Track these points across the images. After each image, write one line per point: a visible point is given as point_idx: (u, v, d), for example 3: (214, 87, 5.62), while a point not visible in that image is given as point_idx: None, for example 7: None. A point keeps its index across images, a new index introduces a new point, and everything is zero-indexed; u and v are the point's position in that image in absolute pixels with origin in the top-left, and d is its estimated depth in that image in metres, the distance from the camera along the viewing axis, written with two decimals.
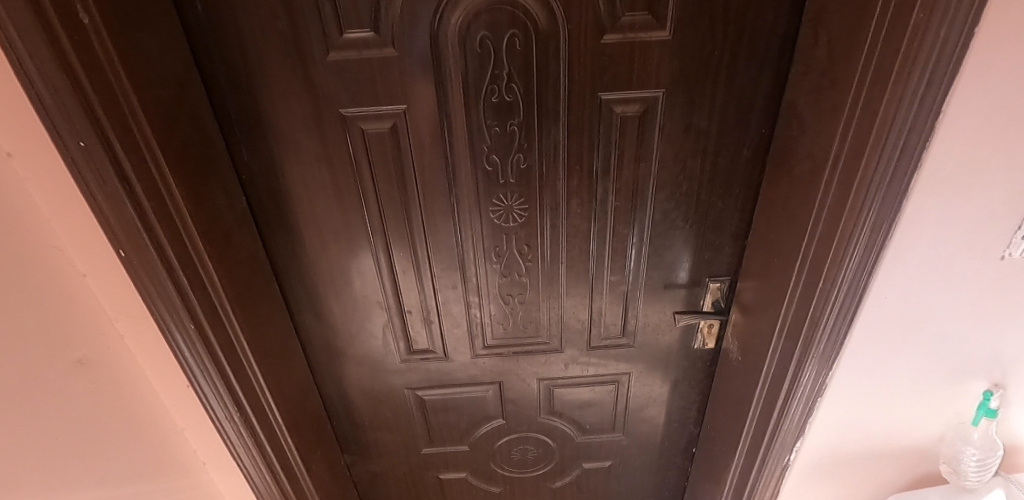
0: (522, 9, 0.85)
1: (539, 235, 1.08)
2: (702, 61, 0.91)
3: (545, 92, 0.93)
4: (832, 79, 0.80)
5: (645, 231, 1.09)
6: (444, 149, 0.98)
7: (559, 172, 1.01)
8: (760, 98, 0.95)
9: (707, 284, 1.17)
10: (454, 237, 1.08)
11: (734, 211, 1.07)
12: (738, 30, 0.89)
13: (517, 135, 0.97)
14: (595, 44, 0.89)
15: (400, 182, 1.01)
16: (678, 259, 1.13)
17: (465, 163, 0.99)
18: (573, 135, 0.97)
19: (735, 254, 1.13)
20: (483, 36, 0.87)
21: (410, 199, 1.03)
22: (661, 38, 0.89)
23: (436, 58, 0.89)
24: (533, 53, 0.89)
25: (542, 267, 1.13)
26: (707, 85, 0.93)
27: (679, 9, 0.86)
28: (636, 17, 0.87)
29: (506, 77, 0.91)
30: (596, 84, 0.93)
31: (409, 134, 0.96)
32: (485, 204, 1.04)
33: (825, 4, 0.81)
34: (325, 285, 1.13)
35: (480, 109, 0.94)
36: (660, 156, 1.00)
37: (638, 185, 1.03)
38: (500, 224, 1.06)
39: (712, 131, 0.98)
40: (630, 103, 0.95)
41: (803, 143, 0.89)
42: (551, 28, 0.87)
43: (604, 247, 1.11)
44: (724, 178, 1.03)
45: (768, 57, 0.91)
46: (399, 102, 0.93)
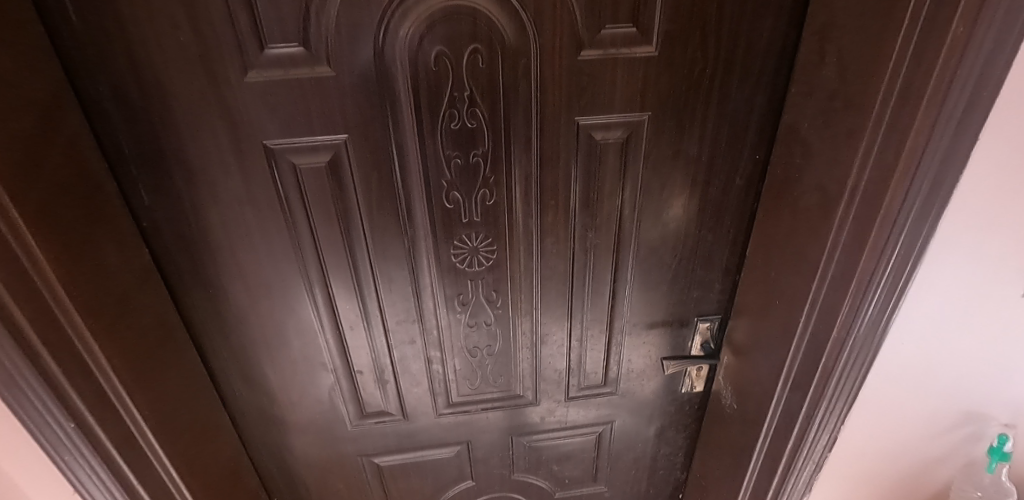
0: (485, 20, 0.71)
1: (510, 278, 0.94)
2: (691, 79, 0.79)
3: (514, 116, 0.79)
4: (843, 100, 0.69)
5: (629, 268, 0.96)
6: (395, 186, 0.82)
7: (531, 208, 0.87)
8: (755, 120, 0.84)
9: (695, 324, 1.05)
10: (411, 285, 0.92)
11: (726, 245, 0.96)
12: (731, 44, 0.77)
13: (483, 168, 0.82)
14: (570, 61, 0.76)
15: (343, 224, 0.84)
16: (665, 297, 1.01)
17: (423, 201, 0.84)
18: (547, 166, 0.84)
19: (726, 291, 1.01)
20: (438, 52, 0.73)
21: (354, 243, 0.86)
22: (647, 53, 0.76)
23: (382, 79, 0.74)
24: (499, 72, 0.75)
25: (513, 313, 0.98)
26: (697, 107, 0.82)
27: (667, 21, 0.74)
28: (618, 30, 0.74)
29: (468, 101, 0.77)
30: (572, 106, 0.79)
31: (353, 169, 0.80)
32: (446, 247, 0.89)
33: (830, 15, 0.70)
34: (255, 346, 0.95)
35: (438, 139, 0.79)
36: (645, 187, 0.88)
37: (620, 218, 0.91)
38: (465, 269, 0.91)
39: (701, 158, 0.87)
40: (610, 129, 0.82)
41: (805, 172, 0.78)
42: (519, 43, 0.74)
43: (584, 288, 0.97)
44: (715, 209, 0.92)
45: (763, 74, 0.80)
46: (339, 132, 0.77)
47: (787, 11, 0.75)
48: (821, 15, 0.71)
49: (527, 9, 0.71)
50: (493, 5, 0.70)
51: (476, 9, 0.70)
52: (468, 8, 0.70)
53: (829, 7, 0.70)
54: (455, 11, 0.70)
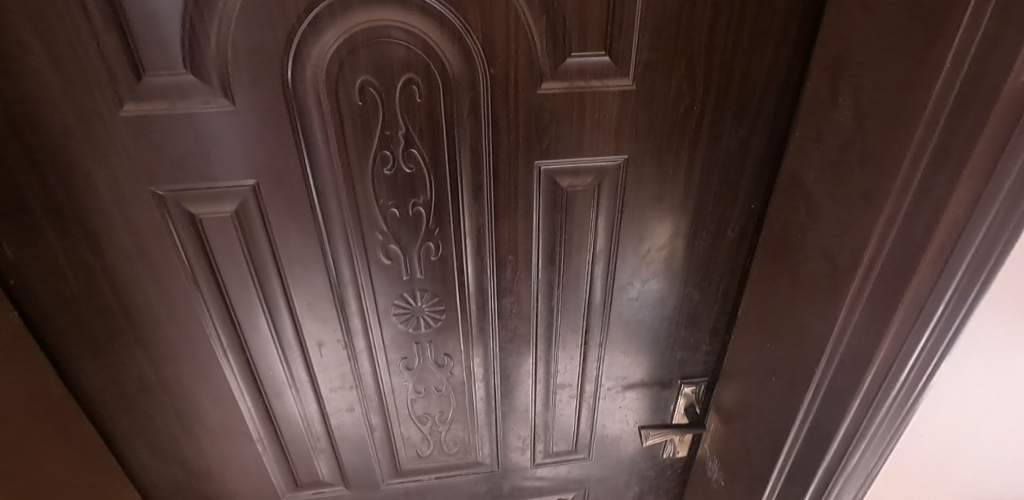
0: (420, 44, 0.58)
1: (463, 339, 0.80)
2: (676, 118, 0.66)
3: (460, 160, 0.65)
4: (859, 153, 0.56)
5: (603, 328, 0.83)
6: (320, 239, 0.68)
7: (485, 265, 0.73)
8: (750, 165, 0.70)
9: (678, 387, 0.92)
10: (345, 348, 0.78)
11: (714, 303, 0.83)
12: (724, 77, 0.64)
13: (425, 218, 0.69)
14: (528, 95, 0.62)
15: (259, 281, 0.71)
16: (644, 359, 0.88)
17: (355, 256, 0.70)
18: (503, 217, 0.70)
19: (714, 352, 0.89)
20: (364, 82, 0.59)
21: (274, 302, 0.73)
22: (622, 87, 0.63)
23: (295, 113, 0.60)
24: (440, 107, 0.61)
25: (468, 377, 0.85)
26: (682, 149, 0.68)
27: (647, 48, 0.61)
28: (587, 58, 0.61)
29: (404, 140, 0.63)
30: (532, 148, 0.65)
31: (267, 219, 0.66)
32: (385, 308, 0.75)
33: (845, 47, 0.57)
34: (161, 417, 0.81)
35: (369, 184, 0.65)
36: (621, 240, 0.75)
37: (593, 275, 0.77)
38: (408, 331, 0.78)
39: (687, 207, 0.73)
40: (578, 174, 0.68)
41: (809, 233, 0.64)
42: (465, 72, 0.60)
43: (550, 350, 0.84)
44: (702, 264, 0.79)
45: (762, 112, 0.67)
46: (245, 176, 0.63)
47: (791, 39, 0.62)
48: (833, 46, 0.58)
49: (473, 32, 0.58)
50: (429, 26, 0.57)
51: (408, 31, 0.57)
52: (399, 30, 0.57)
53: (843, 37, 0.57)
54: (382, 33, 0.56)
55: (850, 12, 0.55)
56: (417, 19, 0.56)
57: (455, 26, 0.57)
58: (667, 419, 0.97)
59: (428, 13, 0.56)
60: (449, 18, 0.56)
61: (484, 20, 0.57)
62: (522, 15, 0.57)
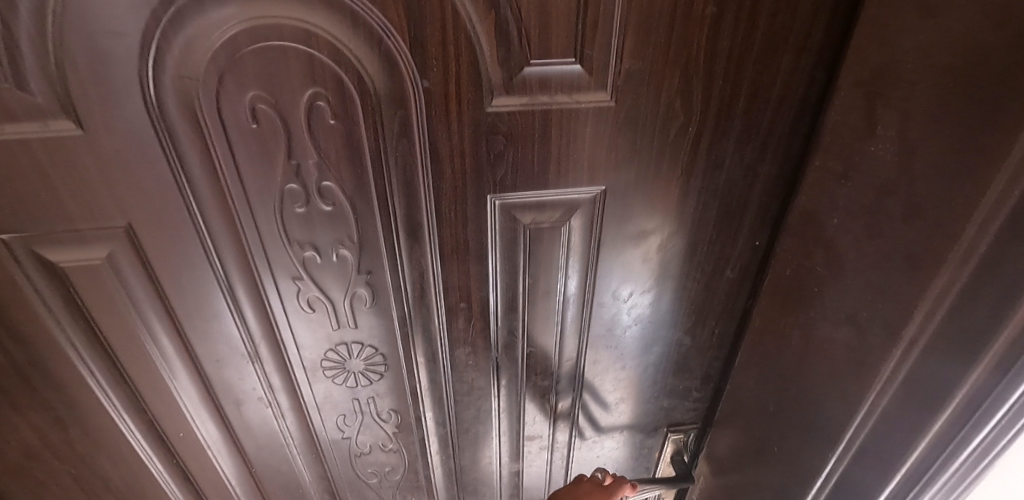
0: (326, 49, 0.43)
1: (412, 394, 0.68)
2: (666, 142, 0.52)
3: (392, 196, 0.51)
4: (903, 202, 0.43)
5: (578, 377, 0.71)
6: (221, 290, 0.55)
7: (432, 314, 0.60)
8: (756, 198, 0.57)
9: (664, 434, 0.81)
10: (269, 406, 0.66)
11: (707, 349, 0.71)
12: (728, 92, 0.50)
13: (353, 262, 0.55)
14: (476, 115, 0.48)
15: (151, 337, 0.57)
16: (626, 408, 0.77)
17: (269, 307, 0.57)
18: (451, 260, 0.57)
19: (704, 399, 0.77)
20: (254, 97, 0.45)
21: (172, 360, 0.59)
22: (598, 104, 0.49)
23: (165, 139, 0.45)
24: (360, 131, 0.47)
25: (420, 432, 0.73)
26: (674, 179, 0.55)
27: (629, 55, 0.46)
28: (552, 68, 0.46)
29: (317, 170, 0.49)
30: (484, 180, 0.52)
31: (149, 266, 0.52)
32: (312, 363, 0.62)
33: (891, 59, 0.43)
34: (54, 489, 0.67)
35: (277, 225, 0.51)
36: (599, 283, 0.62)
37: (564, 322, 0.65)
38: (343, 387, 0.65)
39: (678, 246, 0.60)
40: (543, 210, 0.55)
41: (828, 290, 0.52)
42: (390, 86, 0.46)
43: (515, 401, 0.72)
44: (694, 308, 0.66)
45: (774, 134, 0.53)
46: (111, 216, 0.48)
47: (817, 44, 0.48)
48: (873, 55, 0.44)
49: (397, 34, 0.43)
50: (336, 25, 0.42)
51: (307, 32, 0.42)
52: (295, 31, 0.42)
53: (887, 46, 0.43)
54: (271, 34, 0.42)
55: (901, 14, 0.41)
56: (318, 17, 0.42)
57: (371, 26, 0.42)
58: (649, 466, 0.87)
59: (332, 8, 0.41)
60: (362, 15, 0.42)
61: (410, 18, 0.42)
62: (463, 13, 0.43)
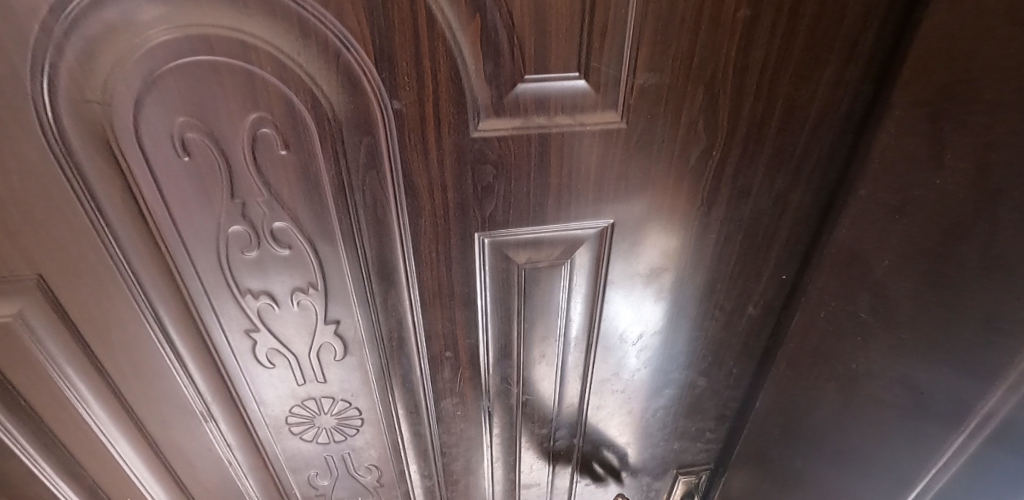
0: (270, 65, 0.34)
1: (393, 447, 0.60)
2: (685, 169, 0.44)
3: (360, 237, 0.43)
4: (980, 249, 0.35)
5: (579, 424, 0.64)
6: (160, 349, 0.46)
7: (414, 364, 0.52)
8: (785, 229, 0.49)
9: (674, 476, 0.74)
10: (230, 467, 0.57)
11: (724, 390, 0.63)
12: (760, 110, 0.42)
13: (318, 310, 0.47)
14: (459, 142, 0.40)
15: (84, 402, 0.47)
16: (633, 451, 0.69)
17: (221, 364, 0.48)
18: (433, 306, 0.48)
19: (718, 441, 0.70)
20: (182, 125, 0.35)
21: (112, 425, 0.49)
22: (607, 127, 0.40)
23: (73, 175, 0.36)
24: (318, 163, 0.39)
25: (404, 484, 0.65)
26: (691, 211, 0.47)
27: (645, 68, 0.38)
28: (551, 85, 0.38)
29: (268, 210, 0.40)
30: (470, 216, 0.43)
31: (71, 322, 0.42)
32: (276, 419, 0.54)
33: (961, 72, 0.35)
34: None
35: (224, 273, 0.43)
36: (603, 326, 0.54)
37: (564, 367, 0.57)
38: (315, 442, 0.57)
39: (695, 283, 0.52)
40: (540, 247, 0.47)
41: (876, 343, 0.44)
42: (353, 109, 0.37)
43: (510, 450, 0.65)
44: (712, 347, 0.59)
45: (810, 157, 0.45)
46: (16, 265, 0.38)
47: (867, 53, 0.40)
48: (941, 67, 0.36)
49: (359, 45, 0.34)
50: (281, 35, 0.33)
51: (245, 45, 0.33)
52: (227, 44, 0.33)
53: (960, 56, 0.35)
54: (199, 47, 0.33)
55: (983, 20, 0.33)
56: (255, 25, 0.33)
57: (326, 35, 0.34)
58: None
59: (275, 14, 0.32)
60: (314, 23, 0.33)
61: (374, 26, 0.34)
62: (440, 18, 0.34)
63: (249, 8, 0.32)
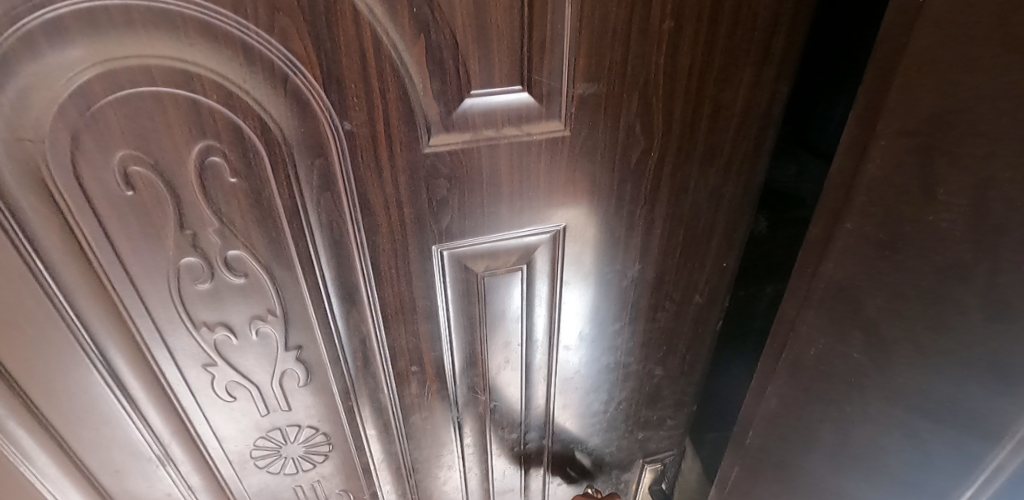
0: (215, 92, 0.34)
1: (363, 469, 0.59)
2: (627, 171, 0.45)
3: (318, 258, 0.42)
4: (988, 290, 0.30)
5: (549, 425, 0.64)
6: (111, 393, 0.44)
7: (380, 382, 0.52)
8: (721, 222, 0.52)
9: (641, 466, 0.75)
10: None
11: (680, 377, 0.65)
12: (691, 112, 0.44)
13: (278, 338, 0.45)
14: (411, 158, 0.40)
15: (25, 458, 0.44)
16: (601, 447, 0.70)
17: (177, 402, 0.46)
18: (395, 323, 0.48)
19: (680, 426, 0.71)
20: (124, 158, 0.35)
21: (62, 481, 0.46)
22: (553, 135, 0.41)
23: (5, 217, 0.34)
24: (270, 187, 0.38)
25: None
26: (637, 210, 0.48)
27: (583, 78, 0.39)
28: (498, 97, 0.39)
29: (220, 239, 0.39)
30: (427, 230, 0.44)
31: (8, 372, 0.40)
32: (240, 455, 0.52)
33: (953, 100, 0.29)
34: None
35: (176, 307, 0.41)
36: (563, 327, 0.55)
37: (528, 371, 0.57)
38: (281, 473, 0.56)
39: (647, 277, 0.54)
40: (498, 256, 0.47)
41: (874, 381, 0.38)
42: (303, 131, 0.37)
43: (484, 459, 0.64)
44: (663, 337, 0.60)
45: (739, 154, 0.47)
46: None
47: (789, 54, 0.42)
48: (929, 92, 0.30)
49: (306, 69, 0.35)
50: (225, 62, 0.33)
51: (187, 73, 0.33)
52: (168, 74, 0.32)
53: (951, 84, 0.29)
54: (140, 77, 0.32)
55: None
56: (196, 53, 0.32)
57: (271, 61, 0.34)
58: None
59: (217, 42, 0.32)
60: (258, 48, 0.33)
61: (320, 48, 0.34)
62: (385, 39, 0.35)
63: (188, 36, 0.32)
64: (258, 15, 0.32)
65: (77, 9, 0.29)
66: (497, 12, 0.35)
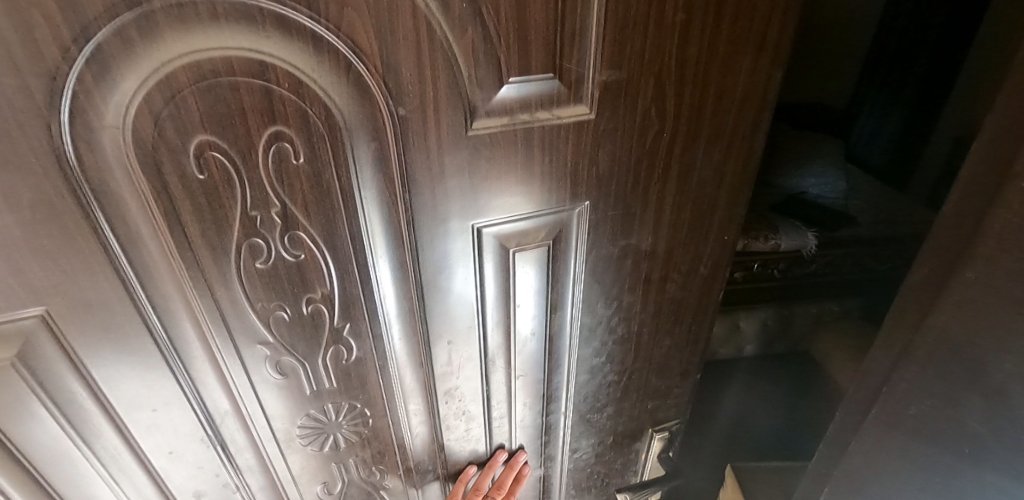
0: (287, 81, 0.35)
1: (399, 445, 0.59)
2: (643, 150, 0.47)
3: (361, 234, 0.43)
4: None
5: (569, 397, 0.65)
6: (175, 374, 0.45)
7: (419, 355, 0.53)
8: (723, 197, 0.54)
9: (650, 436, 0.75)
10: (236, 491, 0.55)
11: (687, 346, 0.67)
12: (697, 95, 0.46)
13: (328, 317, 0.47)
14: (454, 140, 0.41)
15: (82, 444, 0.44)
16: (615, 416, 0.70)
17: (232, 382, 0.47)
18: (431, 294, 0.49)
19: (684, 395, 0.73)
20: (200, 143, 0.36)
21: (121, 464, 0.47)
22: (580, 119, 0.43)
23: (88, 202, 0.35)
24: (328, 170, 0.40)
25: (409, 484, 0.63)
26: (651, 187, 0.50)
27: (606, 66, 0.41)
28: (533, 83, 0.40)
29: (282, 220, 0.41)
30: (469, 207, 0.45)
31: (76, 357, 0.40)
32: (284, 431, 0.53)
33: None
34: None
35: (235, 285, 0.42)
36: (583, 297, 0.56)
37: (554, 344, 0.59)
38: (319, 448, 0.56)
39: (659, 249, 0.55)
40: (530, 230, 0.49)
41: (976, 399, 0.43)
42: (360, 116, 0.38)
43: (507, 431, 0.65)
44: (671, 306, 0.61)
45: (738, 133, 0.50)
46: (18, 304, 0.37)
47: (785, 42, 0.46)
48: None
49: (369, 59, 0.36)
50: (296, 53, 0.35)
51: (264, 64, 0.34)
52: (246, 64, 0.34)
53: None
54: (220, 69, 0.34)
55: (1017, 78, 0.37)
56: (273, 45, 0.34)
57: (338, 50, 0.35)
58: (637, 469, 0.78)
59: (291, 33, 0.34)
60: (327, 38, 0.35)
61: (380, 37, 0.35)
62: (438, 29, 0.36)
63: (265, 27, 0.33)
64: (329, 9, 0.34)
65: (168, 3, 0.31)
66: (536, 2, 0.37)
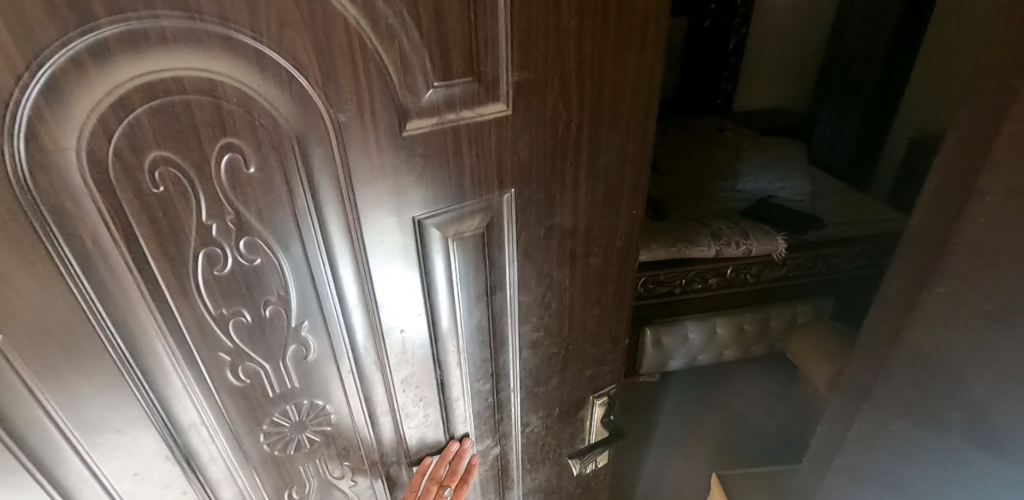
0: (235, 97, 0.37)
1: (363, 440, 0.60)
2: (556, 140, 0.51)
3: (310, 231, 0.45)
4: None
5: (516, 376, 0.67)
6: (137, 391, 0.45)
7: (375, 346, 0.55)
8: (629, 175, 0.59)
9: (591, 402, 0.78)
10: None
11: (617, 314, 0.71)
12: (595, 89, 0.51)
13: (287, 318, 0.48)
14: (393, 143, 0.44)
15: (42, 473, 0.44)
16: (559, 389, 0.73)
17: (194, 392, 0.48)
18: (380, 286, 0.51)
19: (620, 359, 0.77)
20: (156, 159, 0.37)
21: (82, 489, 0.46)
22: (500, 116, 0.47)
23: (45, 225, 0.36)
24: (280, 176, 0.42)
25: (375, 477, 0.64)
26: (566, 173, 0.54)
27: (516, 67, 0.45)
28: (455, 86, 0.44)
29: (236, 227, 0.42)
30: (409, 202, 0.48)
31: (36, 384, 0.40)
32: (248, 438, 0.53)
33: None
34: None
35: (193, 295, 0.43)
36: (519, 278, 0.59)
37: (498, 325, 0.61)
38: (283, 451, 0.56)
39: (580, 226, 0.59)
40: (466, 218, 0.52)
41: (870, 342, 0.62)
42: (304, 125, 0.40)
43: (461, 417, 0.67)
44: (598, 279, 0.65)
45: (635, 119, 0.55)
46: None
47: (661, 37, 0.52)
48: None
49: (311, 72, 0.39)
50: (244, 71, 0.37)
51: (214, 82, 0.36)
52: (199, 83, 0.36)
53: None
54: (173, 89, 0.35)
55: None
56: (223, 64, 0.36)
57: (282, 66, 0.38)
58: (585, 437, 0.81)
59: (238, 53, 0.36)
60: (272, 55, 0.37)
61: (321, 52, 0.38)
62: (370, 42, 0.39)
63: (214, 49, 0.35)
64: (270, 29, 0.36)
65: (119, 31, 0.32)
66: (453, 14, 0.41)
